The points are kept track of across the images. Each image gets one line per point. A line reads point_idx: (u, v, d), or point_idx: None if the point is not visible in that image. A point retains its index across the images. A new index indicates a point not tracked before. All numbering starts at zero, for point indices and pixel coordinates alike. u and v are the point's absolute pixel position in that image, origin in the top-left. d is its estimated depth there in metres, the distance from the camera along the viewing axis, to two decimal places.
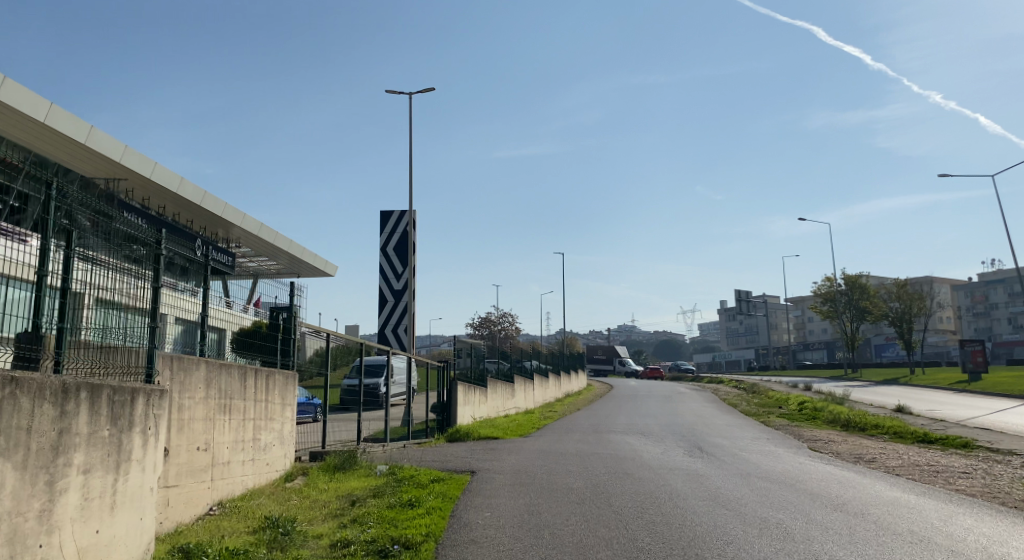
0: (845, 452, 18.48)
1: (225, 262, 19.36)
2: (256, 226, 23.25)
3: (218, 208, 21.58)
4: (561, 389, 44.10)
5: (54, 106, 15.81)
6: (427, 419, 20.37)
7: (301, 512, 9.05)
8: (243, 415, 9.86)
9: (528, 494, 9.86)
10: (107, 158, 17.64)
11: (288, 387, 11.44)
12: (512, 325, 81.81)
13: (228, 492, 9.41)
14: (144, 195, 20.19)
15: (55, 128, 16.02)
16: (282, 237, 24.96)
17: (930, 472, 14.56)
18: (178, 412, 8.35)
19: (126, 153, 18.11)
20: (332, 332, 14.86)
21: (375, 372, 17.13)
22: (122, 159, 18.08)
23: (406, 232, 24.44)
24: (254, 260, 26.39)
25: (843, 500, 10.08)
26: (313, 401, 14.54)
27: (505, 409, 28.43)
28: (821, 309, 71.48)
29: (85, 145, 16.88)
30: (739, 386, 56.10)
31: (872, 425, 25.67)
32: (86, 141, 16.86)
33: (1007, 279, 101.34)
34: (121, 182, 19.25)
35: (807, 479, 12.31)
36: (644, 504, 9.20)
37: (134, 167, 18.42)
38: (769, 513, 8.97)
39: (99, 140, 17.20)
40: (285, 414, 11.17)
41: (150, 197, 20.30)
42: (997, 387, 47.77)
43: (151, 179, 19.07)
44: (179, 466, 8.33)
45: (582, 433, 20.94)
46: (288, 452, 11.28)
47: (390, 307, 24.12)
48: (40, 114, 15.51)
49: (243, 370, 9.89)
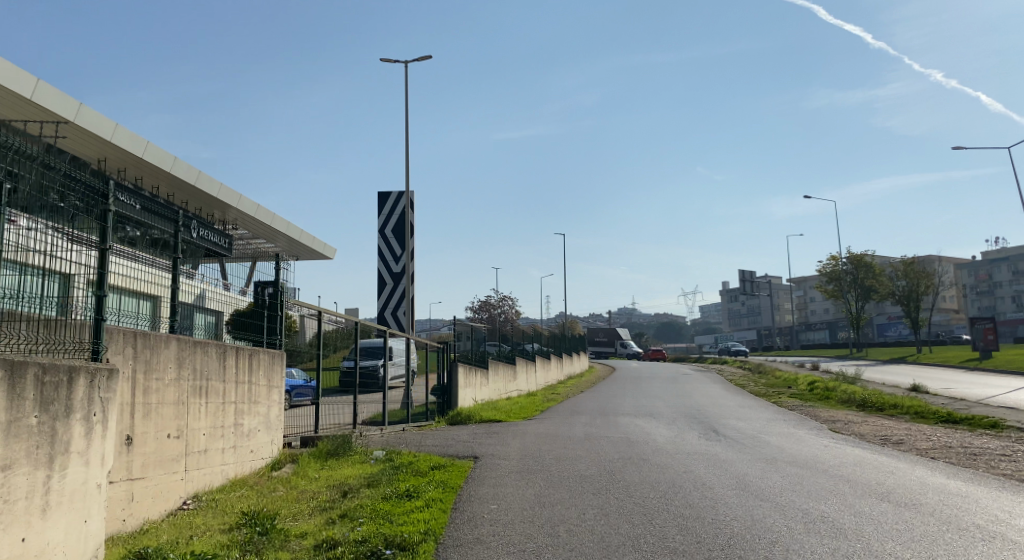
0: (868, 434, 17.56)
1: (222, 244, 18.29)
2: (253, 207, 22.15)
3: (213, 189, 20.45)
4: (564, 371, 43.23)
5: (41, 82, 14.64)
6: (427, 402, 19.41)
7: (284, 505, 8.10)
8: (222, 398, 8.88)
9: (537, 483, 8.94)
10: (98, 137, 16.53)
11: (275, 368, 10.44)
12: (512, 308, 80.78)
13: (205, 483, 8.43)
14: (137, 175, 19.05)
15: (43, 105, 14.87)
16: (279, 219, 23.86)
17: (967, 456, 13.62)
18: (144, 394, 7.40)
19: (117, 131, 16.99)
20: (324, 311, 13.84)
21: (372, 353, 16.12)
22: (113, 138, 16.97)
23: (404, 214, 23.51)
24: (253, 243, 25.22)
25: (887, 489, 9.14)
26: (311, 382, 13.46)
27: (507, 392, 27.47)
28: (827, 289, 70.55)
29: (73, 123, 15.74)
30: (744, 366, 55.30)
31: (889, 405, 24.78)
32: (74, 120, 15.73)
33: (1012, 258, 100.45)
34: (112, 162, 18.12)
35: (841, 465, 11.40)
36: (668, 495, 8.27)
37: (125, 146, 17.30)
38: (809, 504, 8.06)
39: (89, 117, 16.05)
40: (270, 398, 10.19)
41: (143, 177, 19.15)
42: (1008, 365, 46.76)
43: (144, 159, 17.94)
44: (146, 456, 7.39)
45: (589, 415, 19.99)
46: (276, 437, 10.32)
47: (389, 290, 23.12)
48: (27, 90, 14.34)
49: (222, 348, 8.91)
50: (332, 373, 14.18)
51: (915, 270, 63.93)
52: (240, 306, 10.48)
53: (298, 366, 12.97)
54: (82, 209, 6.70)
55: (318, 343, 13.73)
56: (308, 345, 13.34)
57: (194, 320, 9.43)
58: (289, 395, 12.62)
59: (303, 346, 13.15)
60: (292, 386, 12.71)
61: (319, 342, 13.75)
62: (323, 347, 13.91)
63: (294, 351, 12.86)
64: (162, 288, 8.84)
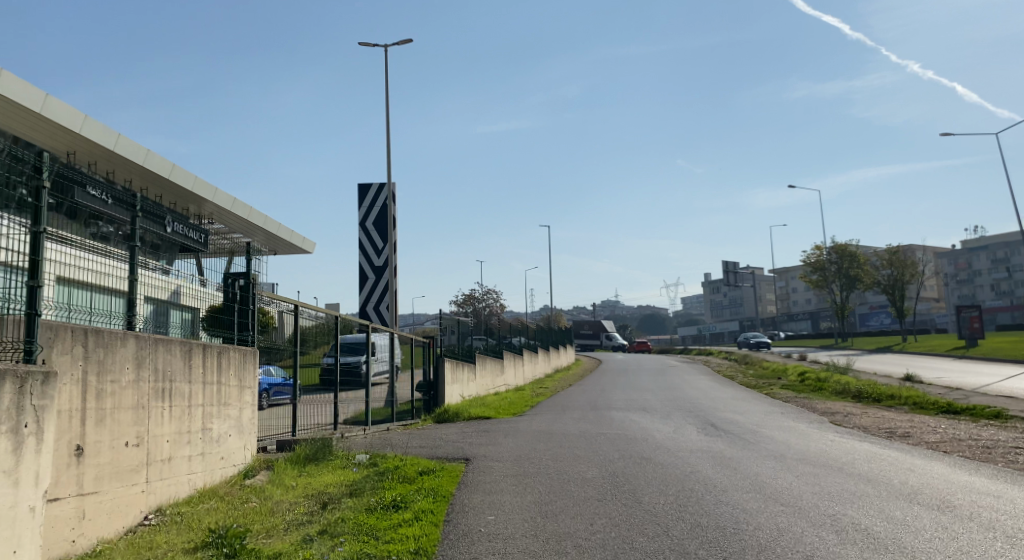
0: (870, 427, 16.95)
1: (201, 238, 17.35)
2: (230, 201, 21.12)
3: (188, 182, 19.42)
4: (550, 365, 42.61)
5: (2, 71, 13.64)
6: (412, 399, 18.63)
7: (257, 519, 7.29)
8: (188, 402, 8.05)
9: (536, 489, 8.19)
10: (67, 130, 15.56)
11: (247, 367, 9.63)
12: (496, 301, 79.97)
13: (171, 495, 7.58)
14: (107, 168, 18.02)
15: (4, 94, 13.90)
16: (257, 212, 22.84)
17: (980, 450, 13.02)
18: (96, 400, 6.57)
19: (86, 122, 16.00)
20: (302, 305, 13.03)
21: (354, 349, 15.30)
22: (82, 130, 15.96)
23: (385, 206, 22.61)
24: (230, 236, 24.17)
25: (913, 489, 8.49)
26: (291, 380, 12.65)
27: (494, 387, 26.76)
28: (811, 279, 70.15)
29: (40, 115, 14.79)
30: (731, 357, 54.90)
31: (885, 396, 24.25)
32: (41, 111, 14.79)
33: (992, 246, 100.83)
34: (81, 155, 17.10)
35: (855, 462, 10.75)
36: (680, 501, 7.55)
37: (95, 138, 16.30)
38: (834, 509, 7.38)
39: (56, 108, 15.08)
40: (242, 399, 9.39)
41: (114, 170, 18.12)
42: (995, 352, 46.55)
43: (116, 152, 16.93)
44: (99, 468, 6.56)
45: (581, 411, 19.27)
46: (249, 442, 9.50)
47: (371, 285, 22.31)
48: None
49: (187, 347, 8.09)
50: (312, 370, 13.39)
51: (900, 259, 63.72)
52: (214, 302, 9.68)
53: (277, 363, 12.19)
54: (9, 192, 5.88)
55: (298, 340, 12.96)
56: (287, 341, 12.56)
57: (171, 317, 8.72)
58: (267, 394, 11.81)
59: (282, 343, 12.38)
60: (270, 384, 11.92)
61: (298, 339, 12.97)
62: (303, 343, 13.14)
63: (271, 348, 12.06)
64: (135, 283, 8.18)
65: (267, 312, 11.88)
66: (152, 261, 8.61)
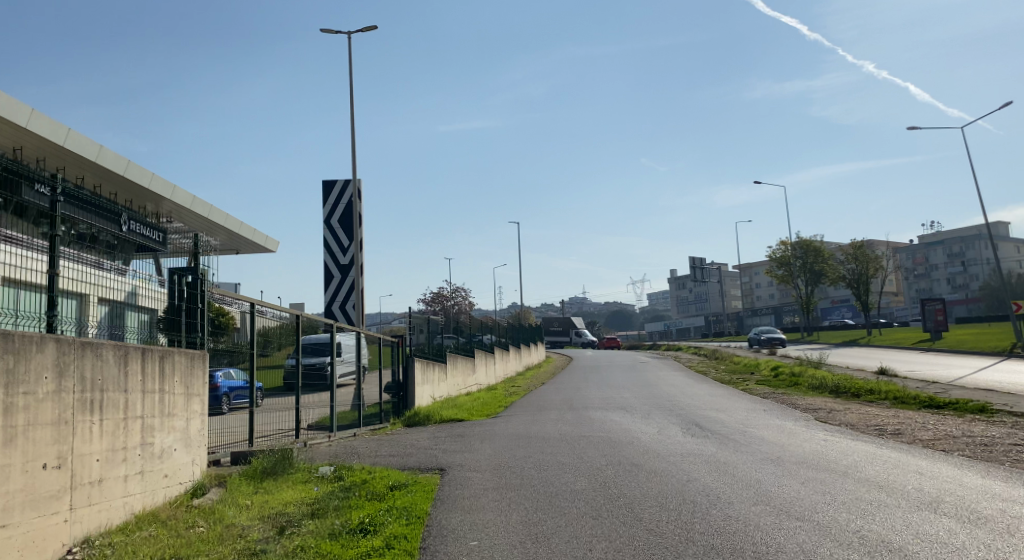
0: (858, 424, 16.31)
1: (160, 238, 16.01)
2: (190, 200, 19.73)
3: (145, 178, 17.98)
4: (521, 362, 41.85)
5: None
6: (380, 401, 17.65)
7: (203, 548, 6.32)
8: (124, 414, 7.06)
9: (523, 507, 7.32)
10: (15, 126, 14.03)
11: (195, 372, 8.61)
12: (464, 300, 79.28)
13: (102, 522, 6.59)
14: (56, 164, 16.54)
15: None
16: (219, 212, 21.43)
17: (979, 448, 12.36)
18: (4, 418, 5.59)
19: (32, 116, 14.56)
20: (263, 303, 11.97)
21: (317, 350, 14.28)
22: (28, 124, 14.52)
23: (350, 203, 21.58)
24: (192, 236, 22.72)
25: (933, 497, 7.77)
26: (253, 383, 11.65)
27: (465, 386, 25.89)
28: (777, 274, 70.25)
29: None
30: (699, 353, 54.72)
31: (864, 391, 23.72)
32: None
33: (949, 240, 102.15)
34: (26, 150, 15.60)
35: (858, 464, 10.06)
36: (684, 519, 6.74)
37: (41, 133, 14.87)
38: (857, 523, 6.61)
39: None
40: (189, 409, 8.37)
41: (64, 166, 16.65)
42: (959, 345, 46.74)
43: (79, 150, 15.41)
44: (7, 498, 5.56)
45: (557, 411, 18.44)
46: (197, 456, 8.50)
47: (337, 283, 21.30)
48: None
49: (122, 351, 7.08)
50: (274, 373, 12.42)
51: (864, 253, 63.91)
52: (161, 301, 8.68)
53: (239, 365, 11.22)
54: None
55: (260, 341, 12.00)
56: (249, 342, 11.62)
57: (126, 320, 7.96)
58: (227, 399, 10.83)
59: (242, 344, 11.43)
60: (230, 388, 10.93)
61: (260, 340, 12.01)
62: (265, 344, 12.18)
63: (231, 349, 11.09)
64: (86, 284, 7.45)
65: (225, 312, 10.87)
66: (107, 261, 7.89)
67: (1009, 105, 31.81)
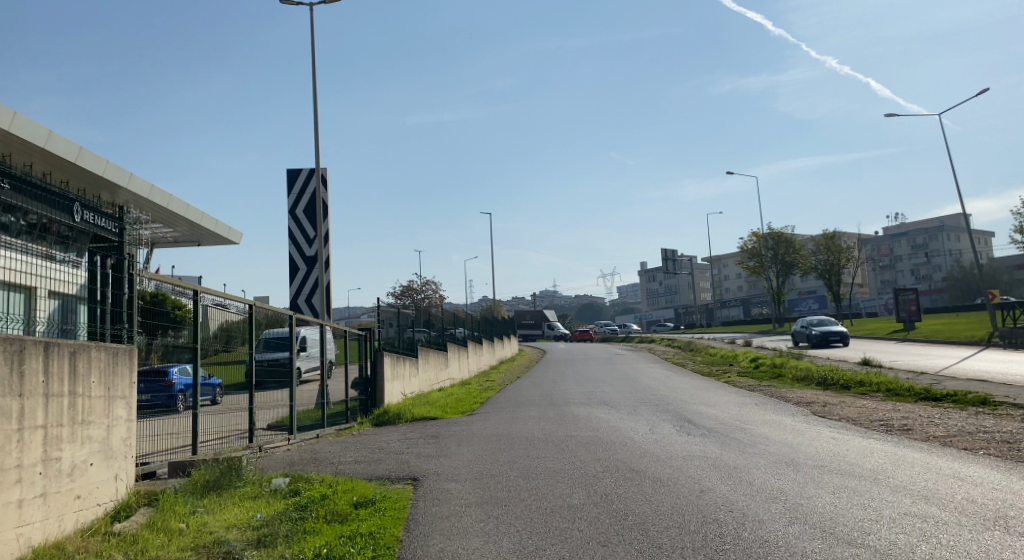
0: (860, 419, 15.21)
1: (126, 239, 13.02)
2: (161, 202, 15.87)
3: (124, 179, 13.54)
4: (494, 356, 40.69)
5: None
6: (347, 400, 16.25)
7: None
8: (15, 425, 5.77)
9: (515, 530, 6.11)
10: None
11: (123, 369, 7.30)
12: (434, 293, 77.00)
13: None
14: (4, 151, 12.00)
15: None
16: (182, 203, 18.70)
17: (1004, 446, 11.26)
18: None
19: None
20: (222, 295, 10.63)
21: (279, 345, 12.87)
22: None
23: (315, 193, 20.06)
24: (151, 228, 20.37)
25: (994, 509, 6.62)
26: (213, 380, 10.25)
27: (437, 382, 24.62)
28: (748, 265, 69.23)
29: None
30: (674, 344, 53.77)
31: (854, 384, 22.65)
32: None
33: (914, 232, 102.46)
34: None
35: (886, 468, 8.89)
36: (712, 546, 5.55)
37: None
38: (921, 548, 5.44)
39: None
40: (112, 415, 7.04)
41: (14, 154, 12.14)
42: (936, 334, 46.01)
43: (128, 192, 13.12)
44: None
45: (537, 408, 17.09)
46: (123, 471, 7.17)
47: (301, 277, 19.81)
48: None
49: (15, 345, 5.81)
50: (238, 369, 11.09)
51: (836, 244, 63.17)
52: (110, 292, 7.77)
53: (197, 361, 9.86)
54: None
55: (221, 335, 10.73)
56: (212, 336, 10.37)
57: (78, 315, 7.25)
58: (182, 397, 9.44)
59: (202, 338, 10.10)
60: (187, 386, 9.56)
61: (222, 334, 10.74)
62: (228, 338, 10.91)
63: (190, 345, 9.84)
64: (36, 277, 6.74)
65: (182, 304, 9.55)
66: (59, 252, 7.12)
67: (986, 92, 31.22)
